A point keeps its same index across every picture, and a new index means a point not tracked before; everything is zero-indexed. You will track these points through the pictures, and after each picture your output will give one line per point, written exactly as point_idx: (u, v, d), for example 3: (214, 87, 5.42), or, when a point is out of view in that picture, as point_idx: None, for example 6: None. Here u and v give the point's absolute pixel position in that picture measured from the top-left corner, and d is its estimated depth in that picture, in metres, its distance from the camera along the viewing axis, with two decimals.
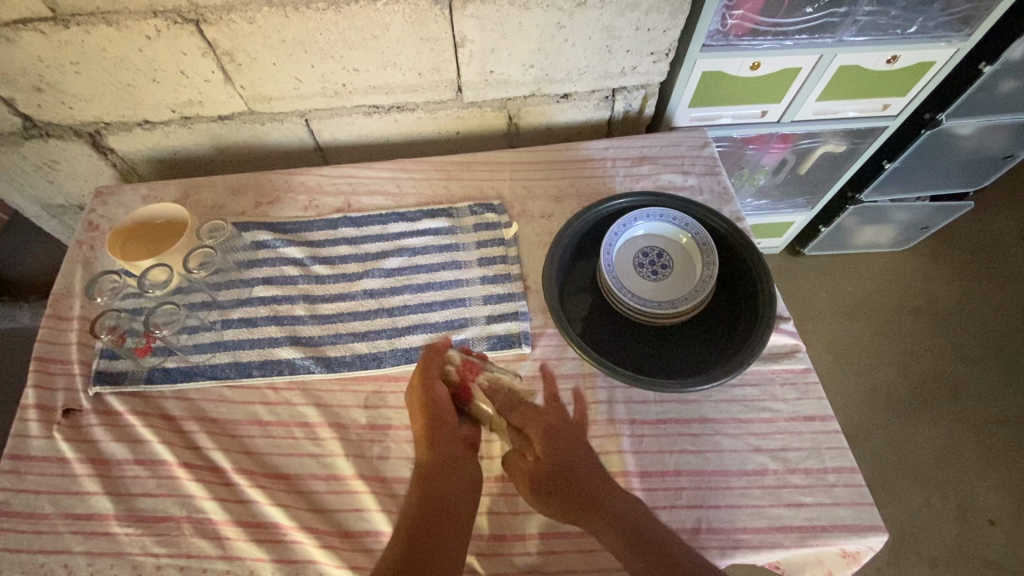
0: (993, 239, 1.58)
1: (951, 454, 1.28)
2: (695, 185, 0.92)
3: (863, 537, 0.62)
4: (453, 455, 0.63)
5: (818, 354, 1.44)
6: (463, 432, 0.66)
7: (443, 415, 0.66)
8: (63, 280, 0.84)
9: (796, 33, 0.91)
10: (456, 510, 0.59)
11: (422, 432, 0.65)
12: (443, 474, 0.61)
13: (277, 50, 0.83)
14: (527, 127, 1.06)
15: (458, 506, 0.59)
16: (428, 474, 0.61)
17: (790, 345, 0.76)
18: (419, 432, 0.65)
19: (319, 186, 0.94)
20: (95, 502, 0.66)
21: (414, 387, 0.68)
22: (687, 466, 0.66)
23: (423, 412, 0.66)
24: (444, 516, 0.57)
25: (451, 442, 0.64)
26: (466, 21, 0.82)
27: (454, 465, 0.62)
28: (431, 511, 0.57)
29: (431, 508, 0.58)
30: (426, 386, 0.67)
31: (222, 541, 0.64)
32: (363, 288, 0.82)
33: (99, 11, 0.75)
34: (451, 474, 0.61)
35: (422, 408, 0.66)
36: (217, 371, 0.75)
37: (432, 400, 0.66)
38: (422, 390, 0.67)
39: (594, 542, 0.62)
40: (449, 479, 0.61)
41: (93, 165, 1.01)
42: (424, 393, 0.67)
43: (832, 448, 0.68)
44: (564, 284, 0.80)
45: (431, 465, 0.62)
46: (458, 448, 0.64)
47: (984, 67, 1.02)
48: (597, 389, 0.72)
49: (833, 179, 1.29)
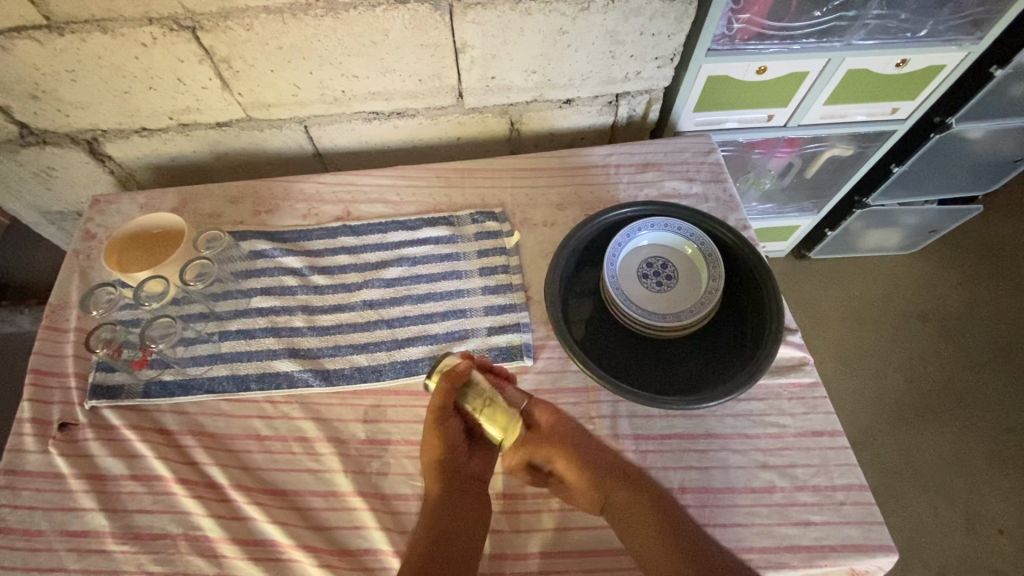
0: (1000, 243, 1.56)
1: (959, 461, 1.27)
2: (700, 192, 0.91)
3: (873, 557, 0.61)
4: (456, 491, 0.61)
5: (825, 360, 1.42)
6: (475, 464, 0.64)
7: (454, 451, 0.63)
8: (60, 290, 0.83)
9: (804, 37, 0.89)
10: (460, 546, 0.57)
11: (429, 466, 0.62)
12: (447, 508, 0.60)
13: (275, 57, 0.82)
14: (528, 133, 1.04)
15: (462, 541, 0.58)
16: (433, 510, 0.60)
17: (797, 357, 0.75)
18: (426, 464, 0.63)
19: (319, 194, 0.93)
20: (91, 519, 0.65)
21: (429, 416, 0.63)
22: (691, 483, 0.65)
23: (433, 442, 0.62)
24: (455, 543, 0.57)
25: (457, 480, 0.62)
26: (467, 27, 0.81)
27: (461, 501, 0.61)
28: (437, 543, 0.57)
29: (437, 547, 0.57)
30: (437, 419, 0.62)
31: (219, 559, 0.63)
32: (362, 299, 0.81)
33: (94, 18, 0.74)
34: (457, 509, 0.60)
35: (434, 442, 0.62)
36: (214, 384, 0.74)
37: (443, 437, 0.62)
38: (433, 427, 0.62)
39: (597, 562, 0.61)
40: (454, 516, 0.59)
41: (91, 172, 1.00)
42: (436, 425, 0.62)
43: (841, 465, 0.66)
44: (567, 296, 0.78)
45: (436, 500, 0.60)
46: (465, 484, 0.62)
47: (995, 71, 1.00)
48: (601, 403, 0.71)
49: (840, 184, 1.27)
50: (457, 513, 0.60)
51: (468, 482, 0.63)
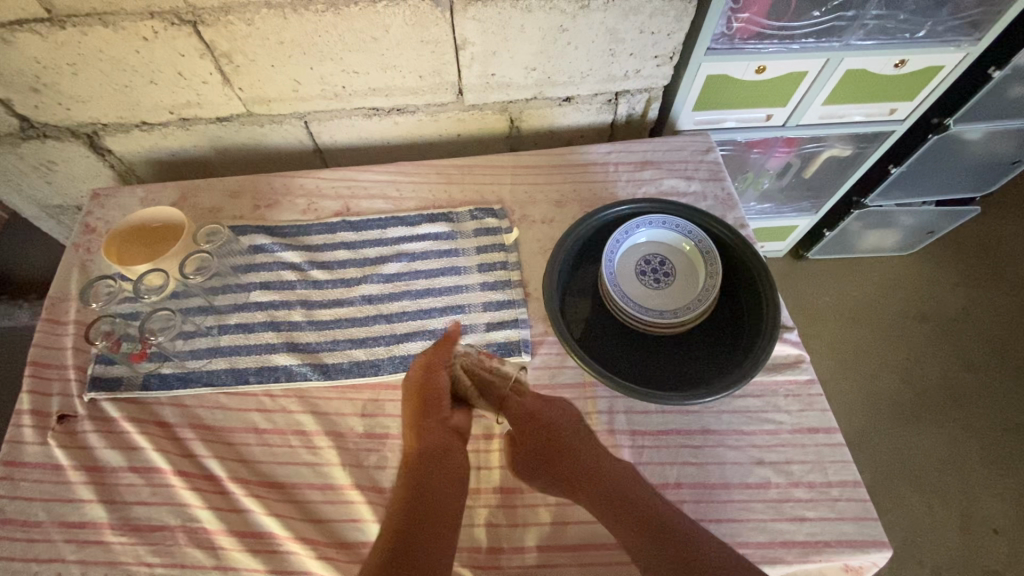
0: (997, 244, 1.57)
1: (954, 461, 1.27)
2: (698, 191, 0.91)
3: (866, 553, 0.61)
4: (436, 446, 0.62)
5: (822, 359, 1.43)
6: (453, 421, 0.66)
7: (436, 407, 0.65)
8: (59, 283, 0.83)
9: (803, 36, 0.89)
10: (444, 499, 0.58)
11: (411, 422, 0.65)
12: (429, 463, 0.60)
13: (276, 52, 0.82)
14: (528, 130, 1.05)
15: (447, 495, 0.58)
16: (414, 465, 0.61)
17: (794, 355, 0.75)
18: (408, 419, 0.65)
19: (319, 189, 0.93)
20: (89, 510, 0.65)
21: (415, 374, 0.67)
22: (688, 479, 0.66)
23: (416, 399, 0.65)
24: (438, 501, 0.58)
25: (438, 434, 0.63)
26: (467, 24, 0.81)
27: (442, 454, 0.61)
28: (421, 499, 0.57)
29: (419, 505, 0.57)
30: (426, 378, 0.66)
31: (217, 551, 0.63)
32: (361, 294, 0.81)
33: (96, 12, 0.74)
34: (441, 461, 0.61)
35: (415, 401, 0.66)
36: (214, 377, 0.74)
37: (428, 392, 0.65)
38: (421, 383, 0.66)
39: (593, 555, 0.62)
40: (436, 469, 0.60)
41: (91, 166, 1.00)
42: (422, 381, 0.66)
43: (836, 461, 0.67)
44: (566, 292, 0.79)
45: (417, 455, 0.61)
46: (446, 439, 0.63)
47: (994, 72, 1.00)
48: (598, 399, 0.71)
49: (839, 184, 1.27)
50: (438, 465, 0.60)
51: (447, 437, 0.63)
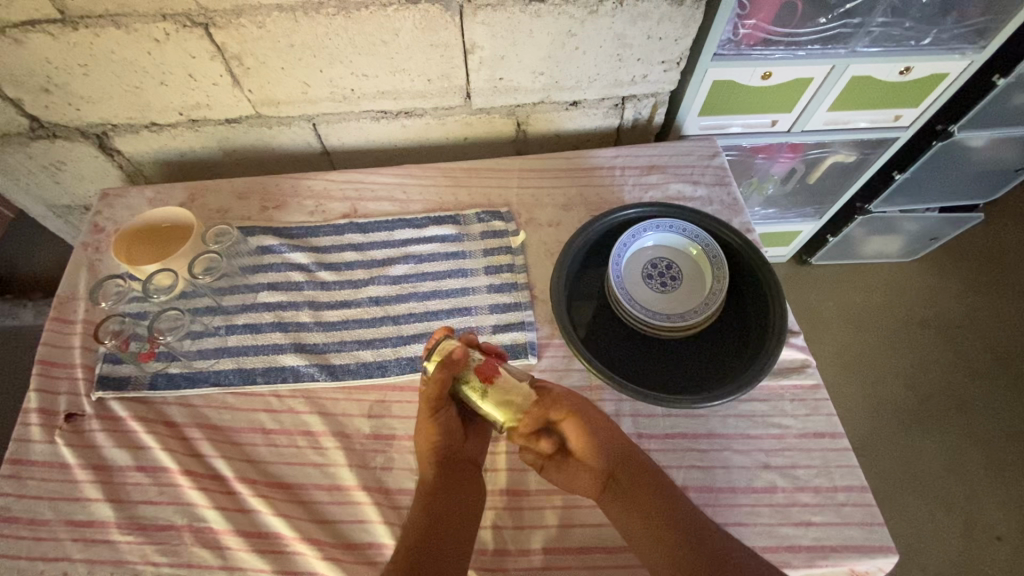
0: (999, 252, 1.57)
1: (959, 469, 1.27)
2: (705, 196, 0.91)
3: (873, 558, 0.61)
4: (451, 477, 0.62)
5: (826, 366, 1.43)
6: (467, 452, 0.65)
7: (450, 439, 0.63)
8: (68, 282, 0.84)
9: (809, 43, 0.90)
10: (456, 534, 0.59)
11: (426, 450, 0.63)
12: (441, 495, 0.60)
13: (287, 55, 0.83)
14: (535, 134, 1.05)
15: (460, 530, 0.59)
16: (428, 494, 0.61)
17: (800, 359, 0.75)
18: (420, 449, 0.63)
19: (327, 191, 0.93)
20: (97, 509, 0.65)
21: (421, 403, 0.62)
22: (694, 482, 0.66)
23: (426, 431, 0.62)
24: (451, 539, 0.58)
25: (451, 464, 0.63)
26: (476, 28, 0.82)
27: (455, 485, 0.62)
28: (435, 534, 0.58)
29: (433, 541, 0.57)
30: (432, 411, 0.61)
31: (223, 551, 0.63)
32: (368, 295, 0.81)
33: (108, 13, 0.75)
34: (456, 494, 0.61)
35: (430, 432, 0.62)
36: (221, 377, 0.75)
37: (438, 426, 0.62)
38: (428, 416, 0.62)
39: (600, 559, 0.62)
40: (449, 502, 0.60)
41: (100, 166, 1.01)
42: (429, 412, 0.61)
43: (842, 466, 0.67)
44: (572, 295, 0.79)
45: (431, 488, 0.61)
46: (457, 470, 0.63)
47: (997, 80, 1.01)
48: (604, 402, 0.71)
49: (843, 189, 1.27)
50: (452, 497, 0.61)
51: (463, 468, 0.63)
